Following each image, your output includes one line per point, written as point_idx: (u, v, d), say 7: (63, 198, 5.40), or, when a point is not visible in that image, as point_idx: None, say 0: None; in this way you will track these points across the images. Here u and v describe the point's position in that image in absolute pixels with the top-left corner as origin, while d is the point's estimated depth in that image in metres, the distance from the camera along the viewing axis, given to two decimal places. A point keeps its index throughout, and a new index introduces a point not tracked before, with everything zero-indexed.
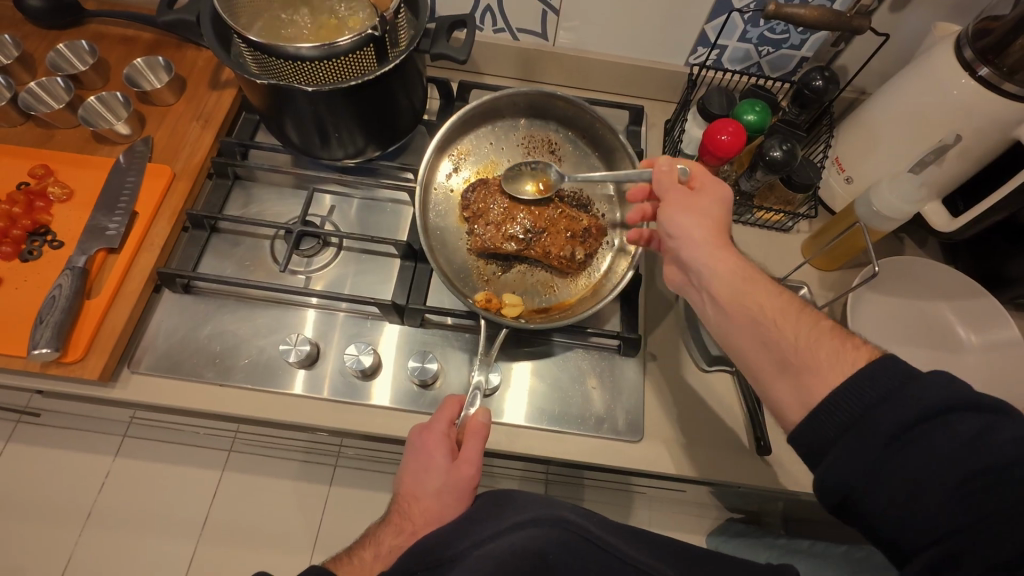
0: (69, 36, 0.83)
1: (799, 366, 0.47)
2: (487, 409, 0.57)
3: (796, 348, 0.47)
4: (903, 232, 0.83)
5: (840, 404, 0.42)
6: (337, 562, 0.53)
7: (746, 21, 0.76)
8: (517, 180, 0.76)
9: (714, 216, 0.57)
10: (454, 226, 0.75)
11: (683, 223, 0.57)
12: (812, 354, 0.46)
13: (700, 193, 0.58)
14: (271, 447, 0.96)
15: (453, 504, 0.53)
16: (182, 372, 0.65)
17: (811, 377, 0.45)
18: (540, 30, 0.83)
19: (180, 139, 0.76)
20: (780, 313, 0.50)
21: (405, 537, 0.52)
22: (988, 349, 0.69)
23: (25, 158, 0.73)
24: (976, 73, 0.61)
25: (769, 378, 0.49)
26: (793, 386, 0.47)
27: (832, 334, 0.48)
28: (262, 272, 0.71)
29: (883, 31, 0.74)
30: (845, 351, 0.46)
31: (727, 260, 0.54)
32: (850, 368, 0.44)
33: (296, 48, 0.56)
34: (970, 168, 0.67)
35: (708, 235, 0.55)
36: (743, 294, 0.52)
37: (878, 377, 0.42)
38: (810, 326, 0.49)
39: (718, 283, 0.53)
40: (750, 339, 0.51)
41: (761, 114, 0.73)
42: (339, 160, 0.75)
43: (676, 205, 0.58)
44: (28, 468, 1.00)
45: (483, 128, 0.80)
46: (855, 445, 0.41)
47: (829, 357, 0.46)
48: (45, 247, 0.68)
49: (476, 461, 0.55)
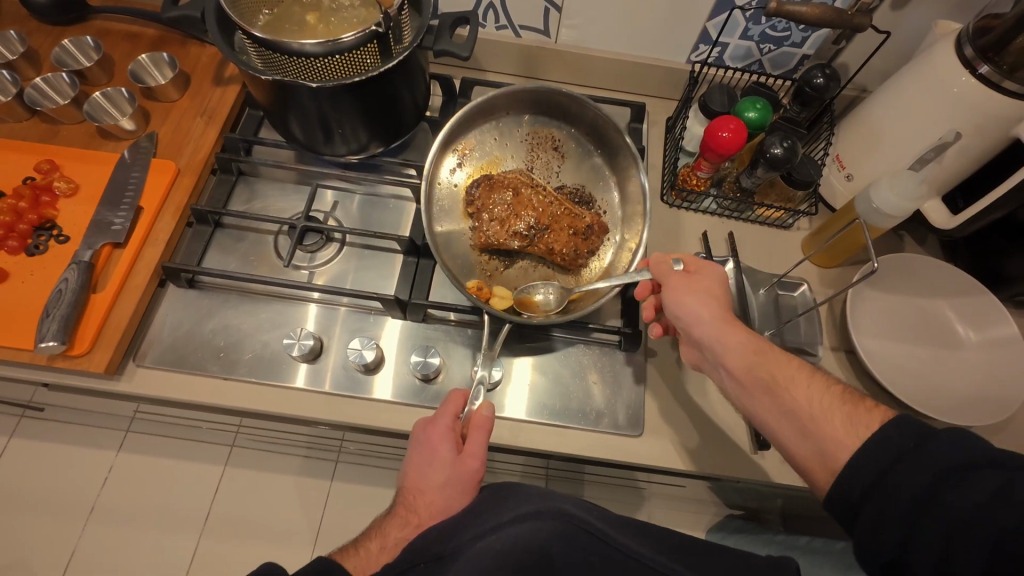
0: (74, 32, 0.83)
1: (820, 439, 0.48)
2: (491, 403, 0.57)
3: (814, 417, 0.49)
4: (902, 229, 0.83)
5: (859, 468, 0.44)
6: (343, 554, 0.54)
7: (748, 18, 0.76)
8: (522, 175, 0.76)
9: (716, 288, 0.59)
10: (458, 223, 0.75)
11: (688, 308, 0.58)
12: (829, 423, 0.48)
13: (696, 269, 0.61)
14: (273, 442, 0.97)
15: (459, 497, 0.54)
16: (187, 365, 0.65)
17: (833, 446, 0.47)
18: (542, 27, 0.84)
19: (185, 136, 0.77)
20: (795, 380, 0.52)
21: (411, 530, 0.52)
22: (986, 347, 0.70)
23: (31, 152, 0.74)
24: (976, 72, 0.61)
25: (792, 448, 0.51)
26: (816, 458, 0.48)
27: (844, 398, 0.50)
28: (266, 267, 0.72)
29: (885, 28, 0.74)
30: (858, 415, 0.48)
31: (736, 336, 0.56)
32: (865, 432, 0.46)
33: (301, 44, 0.56)
34: (969, 166, 0.68)
35: (710, 314, 0.57)
36: (756, 369, 0.54)
37: (892, 438, 0.44)
38: (821, 392, 0.51)
39: (727, 356, 0.55)
40: (771, 417, 0.52)
41: (762, 111, 0.73)
42: (342, 156, 0.75)
43: (676, 283, 0.59)
44: (31, 462, 1.01)
45: (487, 123, 0.80)
46: (881, 504, 0.42)
47: (844, 423, 0.48)
48: (51, 241, 0.68)
49: (480, 455, 0.55)
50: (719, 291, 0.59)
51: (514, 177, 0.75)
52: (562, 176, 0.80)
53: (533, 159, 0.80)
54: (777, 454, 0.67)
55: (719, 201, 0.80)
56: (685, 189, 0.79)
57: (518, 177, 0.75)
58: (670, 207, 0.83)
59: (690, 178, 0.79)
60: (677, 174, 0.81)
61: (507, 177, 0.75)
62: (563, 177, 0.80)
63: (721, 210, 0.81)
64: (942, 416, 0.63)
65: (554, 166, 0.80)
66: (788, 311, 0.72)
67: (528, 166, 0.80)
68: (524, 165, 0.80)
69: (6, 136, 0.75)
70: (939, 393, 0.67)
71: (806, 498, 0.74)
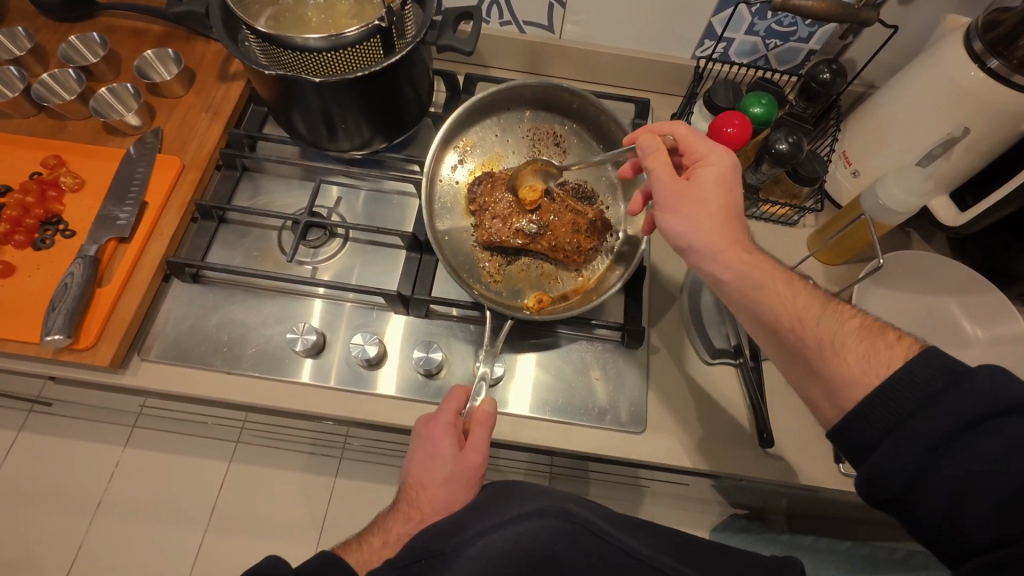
0: (81, 29, 0.84)
1: (827, 373, 0.47)
2: (493, 399, 0.57)
3: (827, 349, 0.47)
4: (910, 227, 0.82)
5: (877, 411, 0.43)
6: (346, 548, 0.54)
7: (754, 13, 0.75)
8: (523, 173, 0.76)
9: (714, 200, 0.55)
10: (460, 220, 0.75)
11: (686, 226, 0.55)
12: (841, 361, 0.46)
13: (693, 184, 0.56)
14: (281, 438, 0.97)
15: (462, 492, 0.54)
16: (191, 360, 0.66)
17: (845, 383, 0.46)
18: (547, 22, 0.83)
19: (190, 132, 0.77)
20: (805, 310, 0.50)
21: (414, 525, 0.52)
22: (994, 344, 0.69)
23: (39, 148, 0.74)
24: (986, 65, 0.60)
25: (804, 382, 0.49)
26: (820, 384, 0.48)
27: (862, 333, 0.47)
28: (270, 262, 0.72)
29: (893, 23, 0.73)
30: (877, 353, 0.46)
31: (738, 260, 0.53)
32: (885, 371, 0.44)
33: (304, 39, 0.57)
34: (978, 162, 0.67)
35: (706, 234, 0.54)
36: (761, 293, 0.51)
37: (917, 381, 0.42)
38: (840, 324, 0.49)
39: (731, 287, 0.53)
40: (768, 337, 0.52)
41: (767, 106, 0.72)
42: (346, 152, 0.76)
43: (671, 203, 0.56)
44: (40, 456, 1.02)
45: (488, 119, 0.80)
46: (900, 447, 0.41)
47: (859, 361, 0.46)
48: (57, 236, 0.69)
49: (483, 451, 0.55)
50: (720, 203, 0.55)
51: (515, 175, 0.75)
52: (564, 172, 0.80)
53: (534, 155, 0.80)
54: (782, 452, 0.66)
55: None
56: None
57: (520, 175, 0.75)
58: None
59: None
60: None
61: (508, 174, 0.75)
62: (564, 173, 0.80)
63: None
64: None
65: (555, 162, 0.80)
66: None
67: (529, 162, 0.80)
68: (525, 161, 0.79)
69: (13, 131, 0.76)
70: None
71: (811, 497, 0.74)
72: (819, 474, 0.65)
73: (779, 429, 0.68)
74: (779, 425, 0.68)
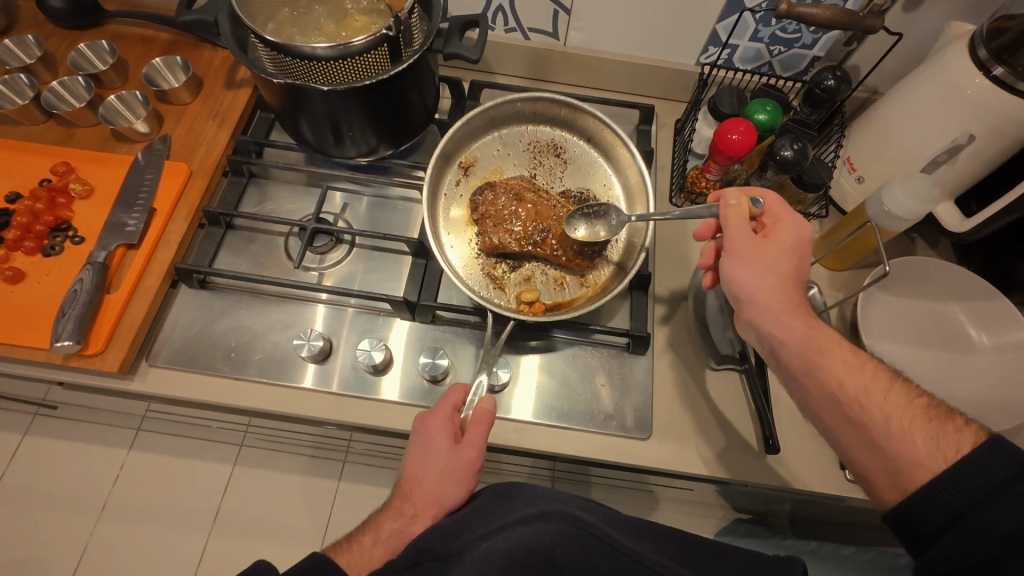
0: (89, 35, 0.85)
1: (894, 451, 0.46)
2: (492, 397, 0.57)
3: (891, 430, 0.47)
4: (914, 232, 0.82)
5: (941, 496, 0.42)
6: (338, 549, 0.54)
7: (758, 21, 0.76)
8: (523, 183, 0.76)
9: (787, 267, 0.55)
10: (463, 234, 0.76)
11: (750, 277, 0.55)
12: (909, 441, 0.46)
13: (766, 246, 0.56)
14: (284, 442, 0.98)
15: (455, 487, 0.54)
16: (199, 366, 0.66)
17: (912, 464, 0.45)
18: (551, 28, 0.84)
19: (197, 139, 0.77)
20: (873, 386, 0.50)
21: (406, 520, 0.52)
22: (1001, 351, 0.69)
23: (47, 154, 0.75)
24: (990, 73, 0.60)
25: (861, 459, 0.49)
26: (880, 462, 0.47)
27: (928, 414, 0.47)
28: (278, 269, 0.73)
29: (896, 30, 0.73)
30: (946, 435, 0.45)
31: (803, 327, 0.53)
32: (953, 454, 0.44)
33: (312, 48, 0.57)
34: (983, 168, 0.67)
35: (772, 294, 0.54)
36: (822, 363, 0.52)
37: (984, 465, 0.41)
38: (905, 403, 0.48)
39: (790, 355, 0.54)
40: (825, 408, 0.52)
41: (772, 113, 0.73)
42: (352, 158, 0.76)
43: (741, 255, 0.56)
44: (45, 458, 1.02)
45: (487, 136, 0.81)
46: (968, 536, 0.40)
47: (927, 443, 0.45)
48: (67, 242, 0.69)
49: (479, 447, 0.55)
50: (786, 269, 0.55)
51: (515, 185, 0.75)
52: (566, 181, 0.79)
53: (535, 166, 0.80)
54: (786, 458, 0.67)
55: None
56: (695, 192, 0.78)
57: (520, 184, 0.76)
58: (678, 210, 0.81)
59: (700, 181, 0.79)
60: (687, 176, 0.80)
61: (509, 185, 0.75)
62: (565, 182, 0.79)
63: None
64: None
65: (557, 172, 0.80)
66: None
67: (530, 171, 0.79)
68: (526, 173, 0.79)
69: (22, 138, 0.77)
70: (951, 399, 0.67)
71: (814, 503, 0.74)
72: (823, 480, 0.65)
73: (784, 435, 0.67)
74: (782, 431, 0.68)
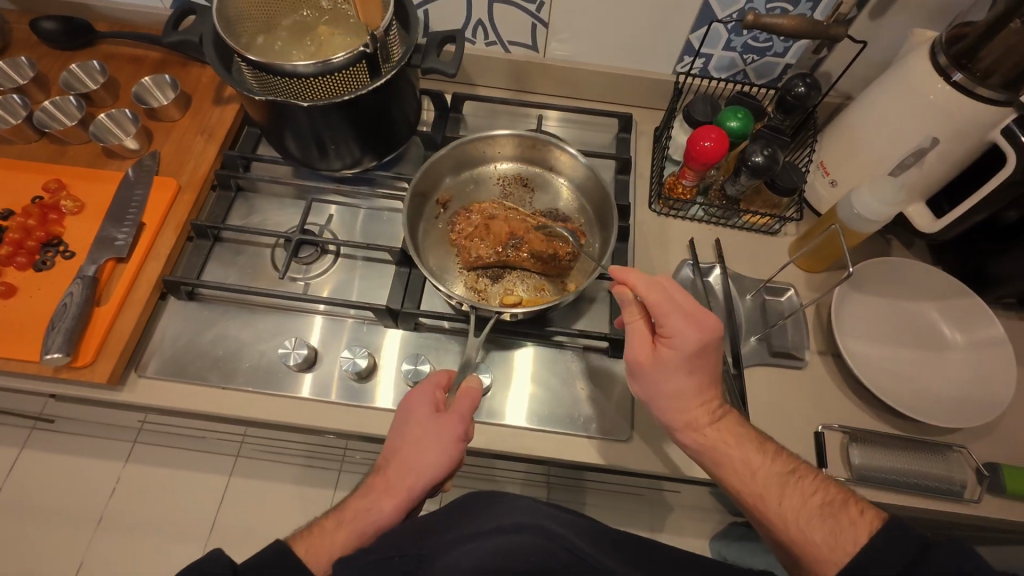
0: (81, 56, 0.87)
1: (797, 550, 0.50)
2: (479, 377, 0.61)
3: (792, 530, 0.50)
4: (891, 233, 0.83)
5: None
6: (297, 536, 0.54)
7: (730, 30, 0.78)
8: (497, 206, 0.79)
9: (683, 378, 0.58)
10: (444, 260, 0.77)
11: (653, 396, 0.60)
12: (809, 539, 0.49)
13: (662, 360, 0.58)
14: (279, 453, 0.98)
15: (434, 451, 0.55)
16: (188, 375, 0.68)
17: (817, 561, 0.48)
18: (531, 41, 0.86)
19: (186, 154, 0.79)
20: (770, 485, 0.53)
21: (380, 489, 0.54)
22: (974, 348, 0.70)
23: (40, 172, 0.77)
24: (951, 78, 0.62)
25: (781, 552, 0.53)
26: (791, 557, 0.51)
27: (825, 510, 0.50)
28: (265, 280, 0.74)
29: (862, 37, 0.75)
30: (841, 530, 0.48)
31: (701, 437, 0.57)
32: (852, 547, 0.46)
33: (293, 65, 0.59)
34: (950, 169, 0.68)
35: (670, 410, 0.58)
36: (723, 468, 0.56)
37: (883, 555, 0.44)
38: (801, 502, 0.51)
39: (698, 457, 0.58)
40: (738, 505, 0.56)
41: (744, 120, 0.75)
42: (337, 171, 0.78)
43: (639, 373, 0.60)
44: (42, 472, 1.03)
45: (461, 176, 0.84)
46: None
47: (826, 540, 0.48)
48: (58, 257, 0.71)
49: (463, 418, 0.58)
50: (682, 382, 0.58)
51: (491, 207, 0.78)
52: (534, 207, 0.82)
53: (506, 197, 0.83)
54: None
55: (705, 209, 0.81)
56: (672, 198, 0.79)
57: (495, 207, 0.78)
58: (658, 215, 0.83)
59: (677, 187, 0.80)
60: (665, 183, 0.82)
61: (484, 210, 0.78)
62: (535, 207, 0.82)
63: (709, 218, 0.82)
64: (929, 420, 0.64)
65: (526, 201, 0.83)
66: (775, 316, 0.75)
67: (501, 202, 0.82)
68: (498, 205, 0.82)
69: (15, 156, 0.79)
70: (926, 397, 0.68)
71: None
72: None
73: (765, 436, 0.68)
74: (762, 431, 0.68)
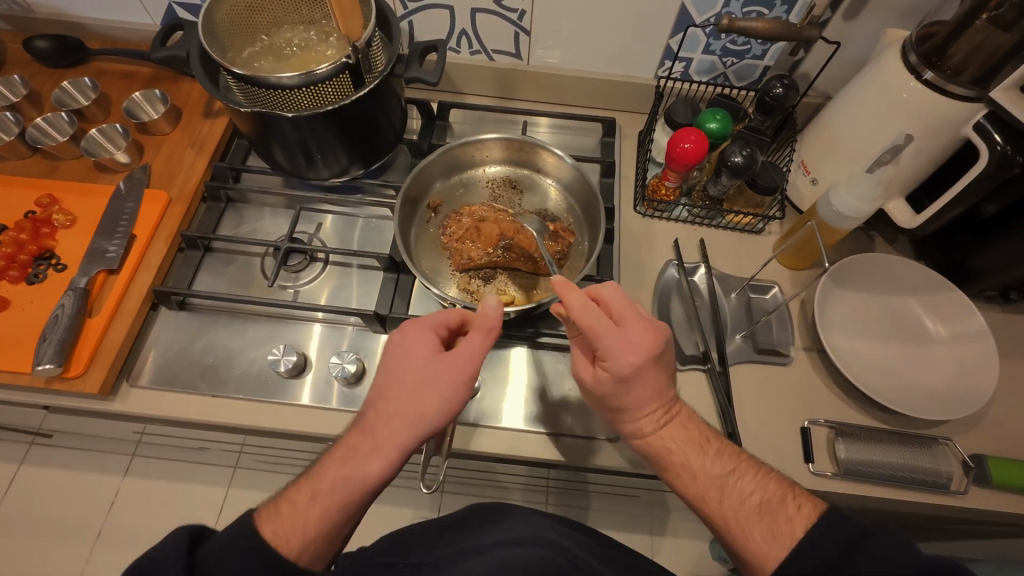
0: (74, 73, 0.89)
1: (740, 553, 0.49)
2: (496, 298, 0.58)
3: (734, 531, 0.50)
4: (873, 230, 0.84)
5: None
6: (264, 511, 0.51)
7: (708, 35, 0.80)
8: (488, 209, 0.80)
9: (619, 388, 0.55)
10: (437, 264, 0.78)
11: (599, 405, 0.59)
12: (749, 539, 0.48)
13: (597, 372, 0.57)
14: (276, 462, 0.99)
15: (437, 394, 0.54)
16: (178, 385, 0.68)
17: (755, 559, 0.47)
18: (514, 49, 0.88)
19: (177, 167, 0.81)
20: (710, 488, 0.52)
21: (369, 444, 0.52)
22: (957, 341, 0.71)
23: (33, 187, 0.78)
24: (922, 77, 0.64)
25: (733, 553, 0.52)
26: (737, 559, 0.50)
27: (764, 508, 0.49)
28: (256, 288, 0.75)
29: (836, 39, 0.77)
30: (779, 529, 0.47)
31: (646, 443, 0.57)
32: (790, 543, 0.46)
33: (278, 78, 0.61)
34: (926, 165, 0.70)
35: (614, 418, 0.58)
36: (669, 473, 0.55)
37: (821, 547, 0.44)
38: (741, 502, 0.50)
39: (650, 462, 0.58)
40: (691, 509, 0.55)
41: (722, 122, 0.77)
42: (325, 180, 0.79)
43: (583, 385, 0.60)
44: (41, 487, 1.03)
45: (452, 179, 0.85)
46: None
47: (765, 539, 0.47)
48: (50, 270, 0.72)
49: (470, 355, 0.56)
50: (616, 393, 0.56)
51: (481, 210, 0.79)
52: (523, 207, 0.83)
53: (496, 199, 0.84)
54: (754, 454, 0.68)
55: (689, 209, 0.83)
56: (656, 199, 0.81)
57: (485, 209, 0.79)
58: (643, 217, 0.84)
59: (660, 189, 0.82)
60: (648, 185, 0.83)
61: (475, 213, 0.79)
62: (524, 208, 0.83)
63: (693, 219, 0.83)
64: (912, 413, 0.64)
65: (515, 202, 0.84)
66: (759, 313, 0.76)
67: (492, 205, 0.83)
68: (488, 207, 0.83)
69: (8, 172, 0.80)
70: (911, 391, 0.68)
71: None
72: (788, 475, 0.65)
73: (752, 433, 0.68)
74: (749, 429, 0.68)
